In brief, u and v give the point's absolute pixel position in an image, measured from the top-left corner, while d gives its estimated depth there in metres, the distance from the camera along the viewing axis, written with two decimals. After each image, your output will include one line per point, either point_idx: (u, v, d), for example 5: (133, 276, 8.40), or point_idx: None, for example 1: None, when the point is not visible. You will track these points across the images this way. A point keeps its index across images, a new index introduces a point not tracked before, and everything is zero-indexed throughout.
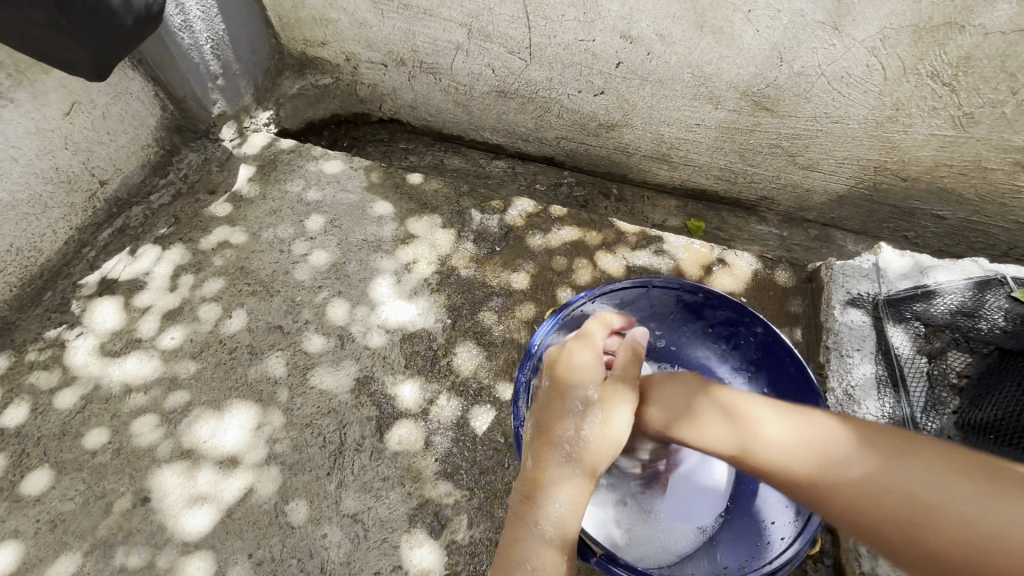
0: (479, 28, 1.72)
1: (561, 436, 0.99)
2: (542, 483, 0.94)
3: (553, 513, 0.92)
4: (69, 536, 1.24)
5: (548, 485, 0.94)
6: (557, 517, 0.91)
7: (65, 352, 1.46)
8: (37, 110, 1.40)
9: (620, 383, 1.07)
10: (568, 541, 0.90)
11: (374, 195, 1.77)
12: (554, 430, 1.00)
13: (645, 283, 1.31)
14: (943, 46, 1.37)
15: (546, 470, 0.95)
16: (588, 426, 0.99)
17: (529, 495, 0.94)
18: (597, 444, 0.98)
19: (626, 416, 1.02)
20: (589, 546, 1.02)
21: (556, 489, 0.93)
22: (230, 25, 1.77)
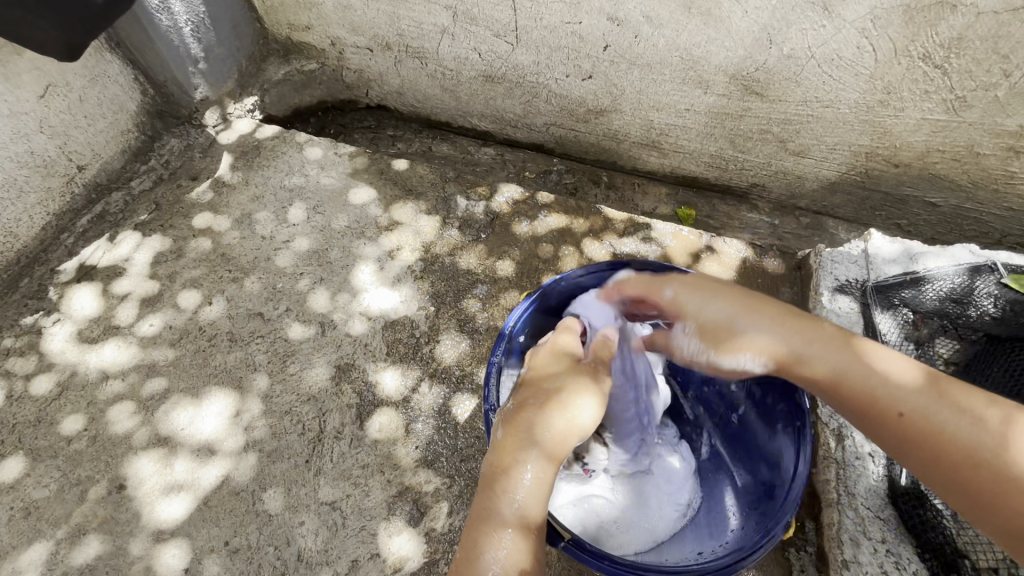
0: (465, 11, 1.68)
1: (530, 418, 0.95)
2: (509, 467, 0.90)
3: (520, 496, 0.88)
4: (44, 523, 1.22)
5: (517, 467, 0.90)
6: (523, 501, 0.88)
7: (43, 338, 1.44)
8: (10, 92, 1.38)
9: (588, 374, 1.05)
10: (534, 524, 0.88)
11: (359, 181, 1.75)
12: (525, 412, 0.96)
13: (623, 262, 1.27)
14: (934, 27, 1.33)
15: (515, 453, 0.92)
16: (560, 410, 0.96)
17: (500, 471, 0.90)
18: (565, 428, 0.96)
19: (595, 404, 0.99)
20: (558, 532, 1.00)
21: (523, 471, 0.90)
22: (211, 8, 1.74)
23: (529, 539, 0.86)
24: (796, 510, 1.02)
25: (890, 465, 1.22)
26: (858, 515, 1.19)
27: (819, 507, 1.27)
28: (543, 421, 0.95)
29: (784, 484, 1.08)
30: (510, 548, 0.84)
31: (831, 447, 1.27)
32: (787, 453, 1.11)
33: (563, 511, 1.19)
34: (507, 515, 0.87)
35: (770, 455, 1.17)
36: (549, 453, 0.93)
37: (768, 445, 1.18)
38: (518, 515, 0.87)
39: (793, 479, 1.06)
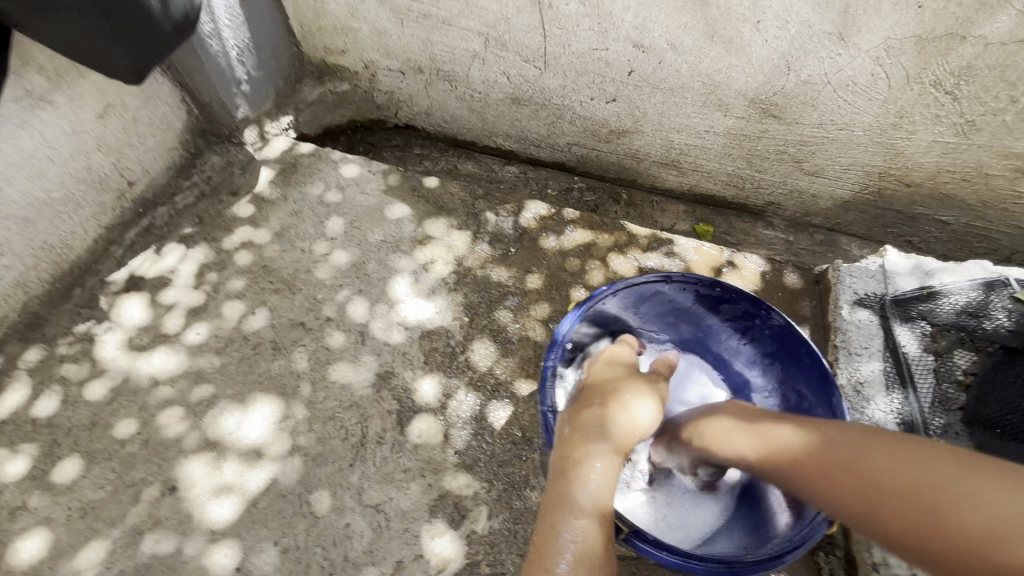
0: (496, 38, 1.78)
1: (597, 421, 1.05)
2: (577, 460, 0.98)
3: (590, 485, 0.95)
4: (99, 523, 1.27)
5: (587, 457, 0.98)
6: (594, 489, 0.95)
7: (95, 345, 1.50)
8: (74, 112, 1.46)
9: (646, 382, 1.17)
10: (605, 511, 0.93)
11: (392, 198, 1.82)
12: (593, 415, 1.06)
13: (666, 276, 1.33)
14: (945, 56, 1.42)
15: (585, 447, 1.00)
16: (622, 413, 1.07)
17: (571, 462, 0.98)
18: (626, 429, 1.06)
19: (652, 405, 1.11)
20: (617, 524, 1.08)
21: (594, 462, 0.98)
22: (255, 33, 1.83)
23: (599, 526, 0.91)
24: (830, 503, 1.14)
25: None
26: None
27: None
28: (610, 422, 1.04)
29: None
30: (585, 531, 0.89)
31: None
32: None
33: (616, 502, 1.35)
34: (580, 499, 0.94)
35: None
36: (615, 448, 1.01)
37: None
38: (591, 502, 0.93)
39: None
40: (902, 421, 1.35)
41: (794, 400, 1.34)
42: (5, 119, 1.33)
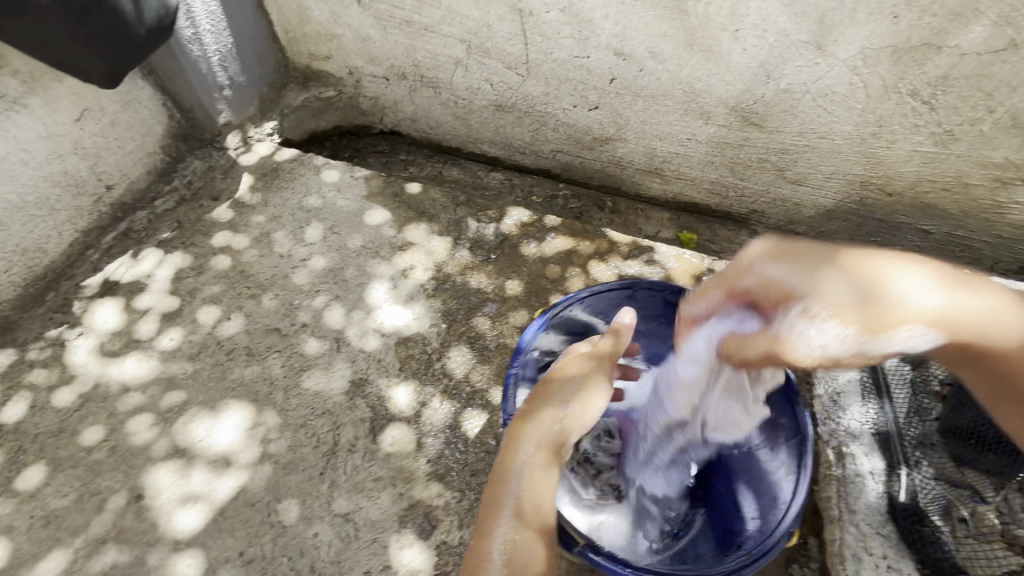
0: (479, 45, 1.78)
1: (541, 427, 1.04)
2: (515, 467, 1.00)
3: (528, 491, 0.97)
4: (63, 532, 1.25)
5: (525, 463, 1.00)
6: (530, 497, 0.96)
7: (66, 351, 1.48)
8: (49, 116, 1.45)
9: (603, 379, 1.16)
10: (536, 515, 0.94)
11: (373, 203, 1.82)
12: (536, 419, 1.06)
13: (632, 286, 1.35)
14: (922, 66, 1.42)
15: (524, 453, 1.01)
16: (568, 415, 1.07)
17: (504, 467, 1.00)
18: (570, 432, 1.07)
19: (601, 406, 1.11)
20: (573, 535, 1.05)
21: (533, 467, 0.99)
22: (238, 39, 1.83)
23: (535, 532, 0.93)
24: (796, 521, 1.08)
25: (889, 481, 1.27)
26: (859, 530, 1.23)
27: (819, 524, 1.29)
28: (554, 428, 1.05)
29: (785, 498, 1.13)
30: (515, 534, 0.91)
31: (832, 463, 1.32)
32: (790, 467, 1.16)
33: (579, 519, 1.26)
34: (516, 505, 0.95)
35: (770, 468, 1.21)
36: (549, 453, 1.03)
37: (770, 463, 1.22)
38: (529, 507, 0.95)
39: (796, 489, 1.12)
40: (878, 431, 1.34)
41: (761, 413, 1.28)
42: None
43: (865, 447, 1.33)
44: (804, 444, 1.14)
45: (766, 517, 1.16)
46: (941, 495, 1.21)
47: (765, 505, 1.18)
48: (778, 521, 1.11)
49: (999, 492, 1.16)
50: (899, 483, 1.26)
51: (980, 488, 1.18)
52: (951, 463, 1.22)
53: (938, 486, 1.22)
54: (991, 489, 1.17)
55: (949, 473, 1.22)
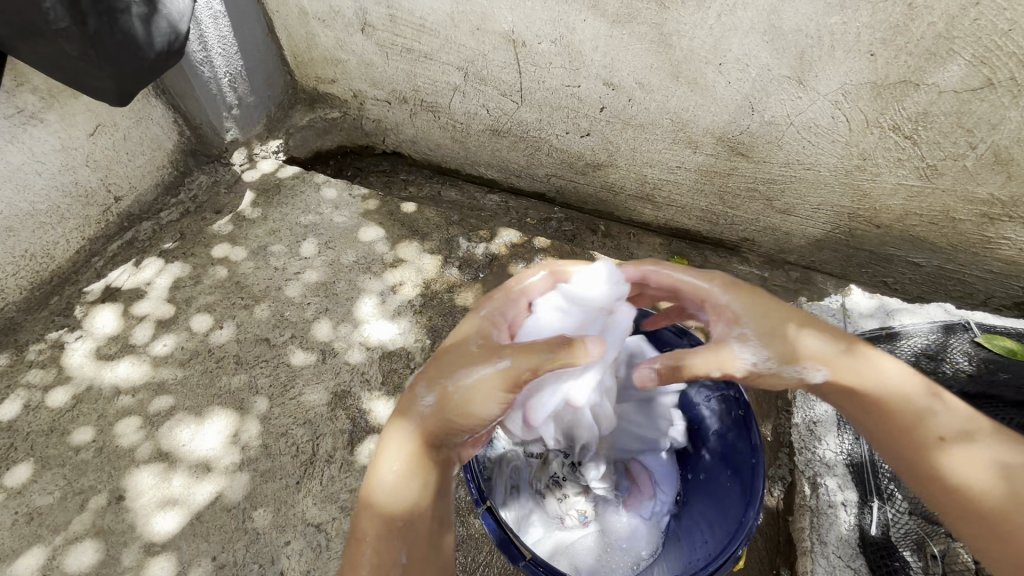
0: (475, 73, 1.85)
1: (402, 430, 0.86)
2: (374, 485, 0.84)
3: (391, 496, 0.83)
4: (44, 529, 1.29)
5: (381, 467, 0.85)
6: (414, 505, 0.84)
7: (64, 353, 1.54)
8: (64, 130, 1.54)
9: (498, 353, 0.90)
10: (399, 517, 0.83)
11: (369, 221, 1.87)
12: (405, 401, 0.88)
13: None
14: (901, 102, 1.45)
15: (396, 439, 0.86)
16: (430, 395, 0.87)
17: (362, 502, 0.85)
18: (458, 407, 0.87)
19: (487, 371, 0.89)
20: (519, 548, 0.99)
21: (390, 476, 0.84)
22: (248, 61, 1.93)
23: (409, 543, 0.82)
24: (747, 541, 1.01)
25: (861, 514, 1.28)
26: (829, 563, 1.24)
27: (796, 557, 1.32)
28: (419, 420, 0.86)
29: (738, 517, 1.06)
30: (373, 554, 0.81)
31: (806, 494, 1.36)
32: (742, 485, 1.10)
33: (538, 541, 1.20)
34: (381, 514, 0.83)
35: (726, 490, 1.14)
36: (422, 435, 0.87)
37: (728, 485, 1.14)
38: (394, 514, 0.83)
39: (748, 508, 1.05)
40: (852, 462, 1.34)
41: (720, 430, 1.20)
42: None
43: (839, 478, 1.34)
44: (756, 461, 1.07)
45: (719, 536, 1.10)
46: (913, 530, 1.21)
47: (719, 529, 1.11)
48: (730, 537, 1.05)
49: None
50: (871, 516, 1.26)
51: None
52: None
53: (911, 521, 1.22)
54: None
55: (926, 508, 1.22)
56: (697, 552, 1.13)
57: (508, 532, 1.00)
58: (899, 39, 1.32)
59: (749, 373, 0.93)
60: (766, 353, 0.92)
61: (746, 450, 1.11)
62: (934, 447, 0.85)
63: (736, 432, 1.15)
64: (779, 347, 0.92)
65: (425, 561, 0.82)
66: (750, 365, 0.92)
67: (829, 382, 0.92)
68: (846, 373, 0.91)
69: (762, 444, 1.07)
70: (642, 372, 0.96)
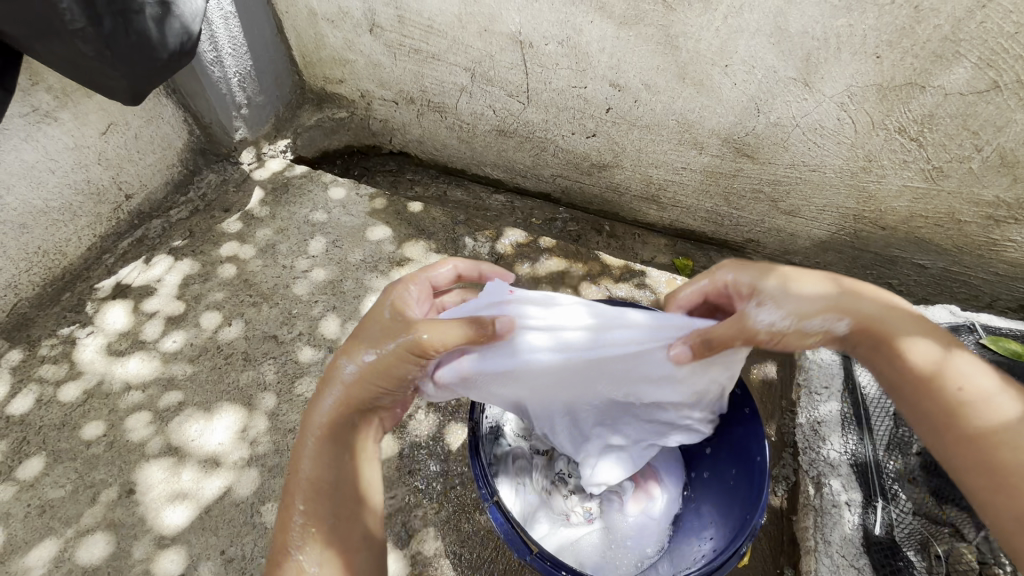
0: (482, 73, 1.87)
1: (325, 401, 0.94)
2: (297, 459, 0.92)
3: (309, 470, 0.91)
4: (56, 521, 1.31)
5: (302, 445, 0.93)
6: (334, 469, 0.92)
7: (75, 348, 1.56)
8: (77, 129, 1.57)
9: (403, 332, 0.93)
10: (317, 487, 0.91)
11: (376, 220, 1.89)
12: (330, 373, 0.95)
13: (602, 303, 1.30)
14: (907, 104, 1.45)
15: (320, 408, 0.94)
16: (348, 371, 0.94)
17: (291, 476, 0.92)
18: (378, 376, 0.92)
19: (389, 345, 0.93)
20: (527, 543, 1.00)
21: (311, 445, 0.93)
22: (257, 61, 1.95)
23: (331, 505, 0.91)
24: (751, 539, 1.02)
25: (865, 514, 1.28)
26: (833, 562, 1.25)
27: (800, 556, 1.33)
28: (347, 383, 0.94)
29: (742, 514, 1.07)
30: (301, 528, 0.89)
31: (810, 494, 1.37)
32: (747, 484, 1.11)
33: (544, 537, 1.20)
34: (303, 487, 0.90)
35: (730, 489, 1.16)
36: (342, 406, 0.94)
37: (732, 484, 1.16)
38: (313, 483, 0.91)
39: (752, 507, 1.06)
40: (856, 462, 1.35)
41: (725, 429, 1.21)
42: (11, 132, 1.43)
43: (843, 478, 1.34)
44: (762, 461, 1.08)
45: (724, 534, 1.11)
46: (917, 530, 1.23)
47: (723, 528, 1.13)
48: (734, 534, 1.06)
49: (979, 530, 1.18)
50: (874, 516, 1.27)
51: (960, 526, 1.20)
52: (932, 499, 1.25)
53: (914, 521, 1.24)
54: (972, 527, 1.19)
55: (930, 509, 1.24)
56: (701, 549, 1.14)
57: (516, 526, 1.02)
58: (906, 42, 1.33)
59: (773, 331, 0.89)
60: (781, 309, 0.89)
61: (751, 450, 1.12)
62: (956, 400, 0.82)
63: (741, 432, 1.16)
64: (793, 302, 0.89)
65: (349, 519, 0.92)
66: (769, 323, 0.89)
67: (857, 334, 0.89)
68: (869, 322, 0.88)
69: (768, 444, 1.09)
70: (676, 347, 0.97)
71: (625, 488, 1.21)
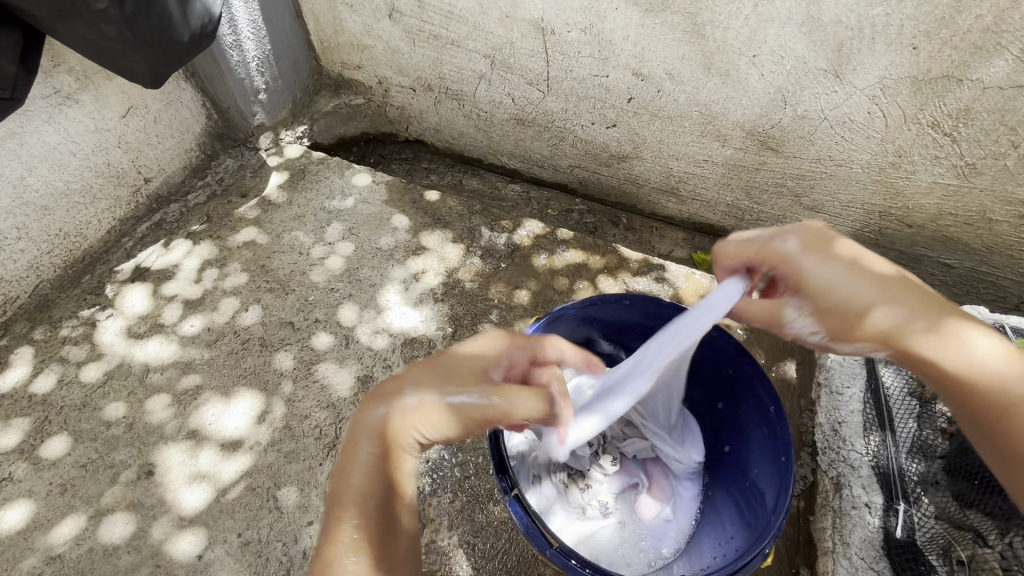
0: (502, 60, 1.84)
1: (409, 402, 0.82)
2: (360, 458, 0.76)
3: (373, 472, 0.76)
4: (77, 500, 1.33)
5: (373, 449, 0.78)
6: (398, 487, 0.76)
7: (96, 330, 1.58)
8: (97, 111, 1.57)
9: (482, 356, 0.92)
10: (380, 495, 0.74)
11: (392, 208, 1.88)
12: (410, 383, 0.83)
13: (624, 297, 1.29)
14: (942, 98, 1.40)
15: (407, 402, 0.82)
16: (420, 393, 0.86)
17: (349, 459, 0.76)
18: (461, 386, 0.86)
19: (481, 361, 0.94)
20: (546, 538, 0.99)
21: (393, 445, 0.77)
22: (276, 46, 1.93)
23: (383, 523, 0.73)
24: (775, 540, 1.00)
25: (886, 517, 1.26)
26: (852, 564, 1.24)
27: (817, 557, 1.32)
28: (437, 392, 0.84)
29: (763, 517, 1.07)
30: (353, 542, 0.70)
31: (829, 494, 1.37)
32: (772, 486, 1.09)
33: (561, 530, 1.20)
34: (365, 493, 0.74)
35: (753, 490, 1.14)
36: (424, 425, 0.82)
37: (752, 483, 1.15)
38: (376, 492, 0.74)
39: (775, 508, 1.05)
40: (877, 465, 1.33)
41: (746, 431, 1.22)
42: (33, 114, 1.44)
43: (864, 480, 1.33)
44: (787, 462, 1.05)
45: (746, 534, 1.11)
46: (938, 534, 1.17)
47: (747, 529, 1.11)
48: (756, 536, 1.05)
49: (1005, 537, 1.09)
50: (896, 519, 1.24)
51: (984, 532, 1.12)
52: (955, 503, 1.18)
53: (936, 525, 1.19)
54: (996, 533, 1.11)
55: (952, 513, 1.18)
56: (722, 549, 1.14)
57: (536, 521, 1.00)
58: (944, 32, 1.28)
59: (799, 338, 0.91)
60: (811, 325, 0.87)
61: (773, 450, 1.11)
62: (998, 415, 0.76)
63: (762, 432, 1.16)
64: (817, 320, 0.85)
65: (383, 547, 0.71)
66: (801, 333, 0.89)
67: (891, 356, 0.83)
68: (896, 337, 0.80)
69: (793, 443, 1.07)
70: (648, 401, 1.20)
71: (642, 478, 1.27)
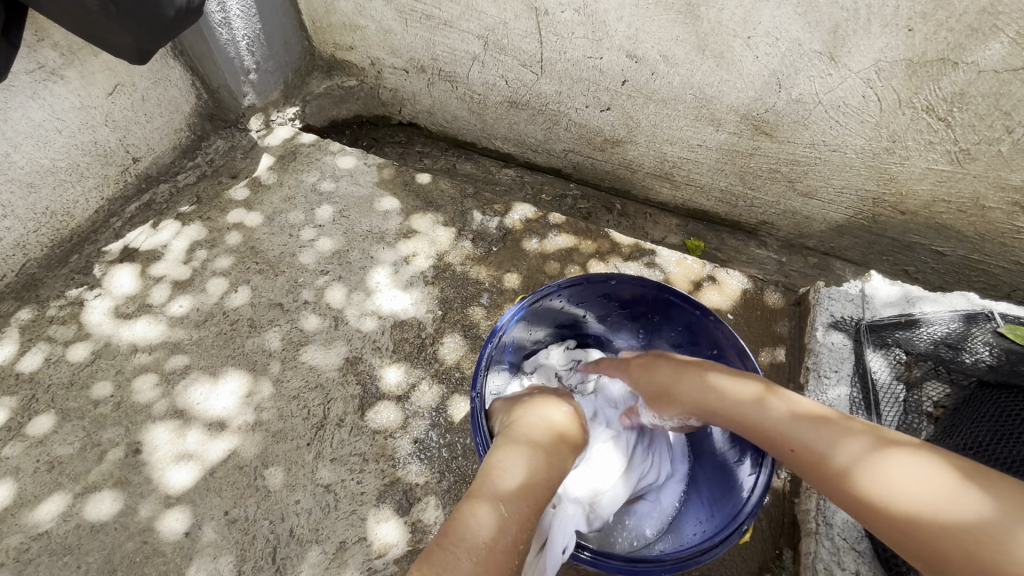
0: (495, 41, 1.81)
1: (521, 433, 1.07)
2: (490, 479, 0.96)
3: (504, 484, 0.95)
4: (64, 478, 1.33)
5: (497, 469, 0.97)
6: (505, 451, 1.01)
7: (83, 309, 1.57)
8: (84, 88, 1.55)
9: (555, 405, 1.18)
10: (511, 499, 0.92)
11: (384, 190, 1.86)
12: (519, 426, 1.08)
13: (609, 276, 1.28)
14: (937, 81, 1.39)
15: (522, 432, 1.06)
16: (493, 514, 0.90)
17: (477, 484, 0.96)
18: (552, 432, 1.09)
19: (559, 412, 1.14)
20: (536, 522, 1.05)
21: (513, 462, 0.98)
22: (266, 26, 1.90)
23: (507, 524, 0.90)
24: (752, 519, 1.06)
25: None
26: (834, 545, 1.25)
27: (799, 537, 1.33)
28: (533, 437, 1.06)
29: (743, 495, 1.11)
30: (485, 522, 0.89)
31: None
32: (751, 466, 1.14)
33: None
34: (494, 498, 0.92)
35: (735, 470, 1.19)
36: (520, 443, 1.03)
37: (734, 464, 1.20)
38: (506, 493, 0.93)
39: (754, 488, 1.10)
40: None
41: None
42: (17, 89, 1.41)
43: None
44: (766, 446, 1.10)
45: (724, 514, 1.16)
46: None
47: (727, 506, 1.16)
48: (733, 515, 1.11)
49: None
50: None
51: None
52: None
53: None
54: None
55: None
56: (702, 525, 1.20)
57: None
58: (941, 13, 1.26)
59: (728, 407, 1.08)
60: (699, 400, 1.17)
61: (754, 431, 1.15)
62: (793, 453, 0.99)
63: None
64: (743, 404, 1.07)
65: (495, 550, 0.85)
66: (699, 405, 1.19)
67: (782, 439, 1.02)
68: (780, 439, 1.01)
69: None
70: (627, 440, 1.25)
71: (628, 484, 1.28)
